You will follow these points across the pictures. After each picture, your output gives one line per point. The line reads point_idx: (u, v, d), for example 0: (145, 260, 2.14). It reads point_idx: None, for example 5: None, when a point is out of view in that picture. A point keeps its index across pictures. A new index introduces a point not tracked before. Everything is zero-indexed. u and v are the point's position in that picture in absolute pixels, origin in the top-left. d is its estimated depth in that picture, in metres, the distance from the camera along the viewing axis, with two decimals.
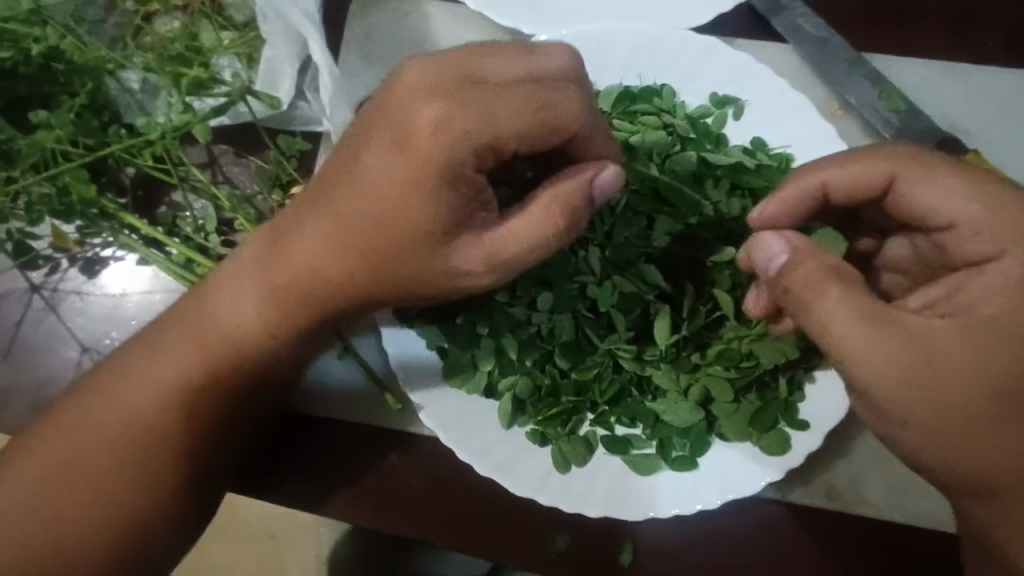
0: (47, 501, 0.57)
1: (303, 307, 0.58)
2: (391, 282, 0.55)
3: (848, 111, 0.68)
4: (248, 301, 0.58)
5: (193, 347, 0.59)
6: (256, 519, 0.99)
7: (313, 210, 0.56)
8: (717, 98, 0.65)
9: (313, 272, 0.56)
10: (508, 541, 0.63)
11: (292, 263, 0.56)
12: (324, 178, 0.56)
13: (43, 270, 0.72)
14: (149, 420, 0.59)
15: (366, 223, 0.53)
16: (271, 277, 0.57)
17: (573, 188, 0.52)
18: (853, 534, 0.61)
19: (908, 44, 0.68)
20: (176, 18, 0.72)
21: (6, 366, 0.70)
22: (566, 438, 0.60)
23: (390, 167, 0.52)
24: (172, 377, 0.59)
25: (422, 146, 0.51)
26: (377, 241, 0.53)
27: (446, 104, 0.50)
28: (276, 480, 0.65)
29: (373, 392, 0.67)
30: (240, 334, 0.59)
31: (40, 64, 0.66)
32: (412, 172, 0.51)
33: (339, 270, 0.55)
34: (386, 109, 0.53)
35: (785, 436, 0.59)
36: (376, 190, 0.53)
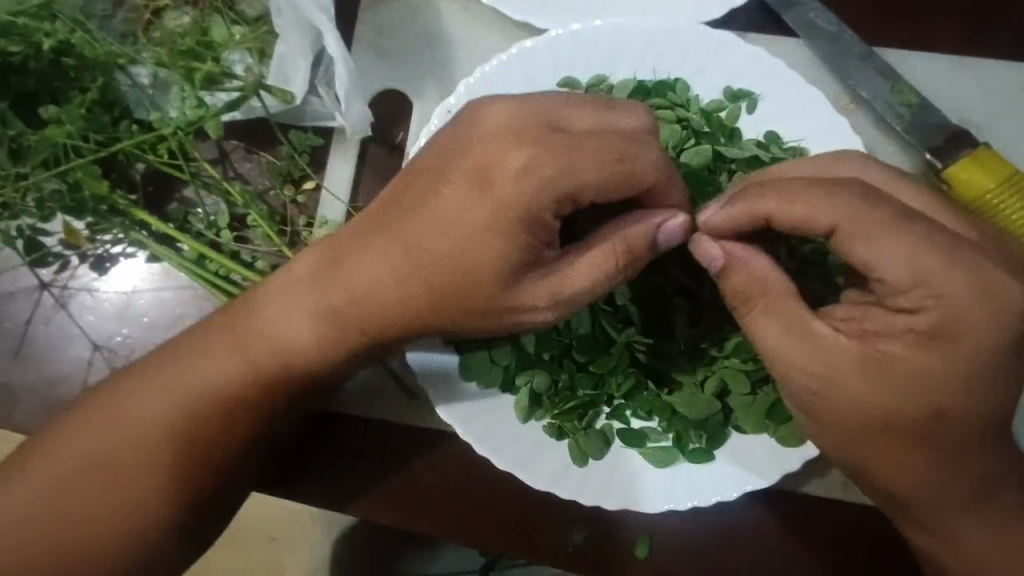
0: (62, 497, 0.57)
1: (363, 333, 0.58)
2: (456, 317, 0.55)
3: (858, 104, 0.69)
4: (307, 322, 0.59)
5: (243, 364, 0.59)
6: (258, 520, 0.98)
7: (379, 235, 0.56)
8: (731, 92, 0.66)
9: (377, 298, 0.56)
10: (523, 535, 0.63)
11: (354, 285, 0.57)
12: (393, 204, 0.55)
13: (53, 268, 0.72)
14: (163, 417, 0.58)
15: (435, 257, 0.54)
16: (334, 303, 0.58)
17: (641, 235, 0.52)
18: (867, 524, 0.62)
19: (919, 38, 0.68)
20: (187, 13, 0.72)
21: (16, 364, 0.70)
22: (582, 432, 0.60)
23: (466, 203, 0.52)
24: (213, 389, 0.59)
25: (503, 188, 0.51)
26: (443, 274, 0.54)
27: (531, 151, 0.50)
28: (294, 476, 0.65)
29: (398, 407, 0.66)
30: (293, 351, 0.59)
31: (51, 59, 0.66)
32: (488, 210, 0.51)
33: (403, 298, 0.56)
34: (466, 142, 0.52)
35: (801, 428, 0.59)
36: (449, 224, 0.53)
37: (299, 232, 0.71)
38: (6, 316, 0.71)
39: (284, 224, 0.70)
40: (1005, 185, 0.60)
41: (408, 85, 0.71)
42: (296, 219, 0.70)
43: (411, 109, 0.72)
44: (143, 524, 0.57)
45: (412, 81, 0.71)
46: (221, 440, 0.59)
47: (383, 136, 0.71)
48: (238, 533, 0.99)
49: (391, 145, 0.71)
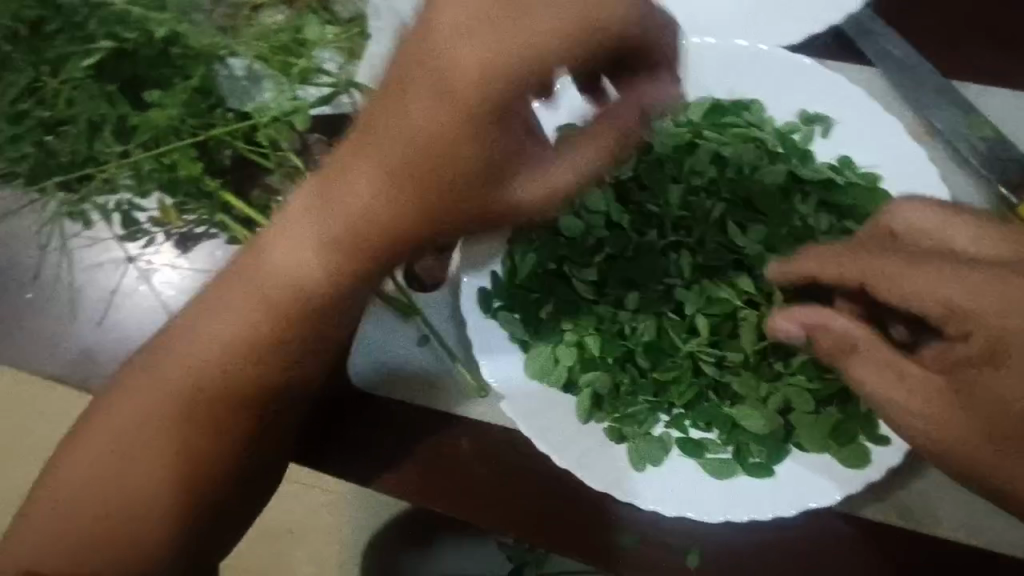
0: (136, 459, 0.59)
1: (375, 180, 0.51)
2: (468, 199, 0.51)
3: (933, 135, 0.69)
4: (296, 219, 0.55)
5: (251, 309, 0.58)
6: (279, 514, 0.97)
7: (387, 105, 0.49)
8: (807, 115, 0.67)
9: (364, 214, 0.51)
10: (576, 536, 0.64)
11: (348, 207, 0.52)
12: (373, 115, 0.50)
13: (140, 243, 0.75)
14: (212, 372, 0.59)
15: (442, 177, 0.50)
16: (333, 204, 0.53)
17: (612, 136, 0.51)
18: (926, 554, 0.61)
19: (996, 74, 0.69)
20: (284, 12, 0.76)
21: (99, 331, 0.73)
22: (642, 437, 0.61)
23: (432, 103, 0.48)
24: (225, 338, 0.59)
25: (468, 91, 0.47)
26: (448, 187, 0.50)
27: (490, 43, 0.46)
28: (354, 457, 0.67)
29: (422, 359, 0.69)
30: (303, 245, 0.55)
31: (159, 48, 0.71)
32: (461, 96, 0.47)
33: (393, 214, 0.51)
34: (403, 84, 0.49)
35: (864, 450, 0.59)
36: (414, 125, 0.48)
37: None
38: (93, 286, 0.75)
39: None
40: None
41: None
42: None
43: None
44: None
45: None
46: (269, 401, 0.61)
47: None
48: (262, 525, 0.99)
49: None
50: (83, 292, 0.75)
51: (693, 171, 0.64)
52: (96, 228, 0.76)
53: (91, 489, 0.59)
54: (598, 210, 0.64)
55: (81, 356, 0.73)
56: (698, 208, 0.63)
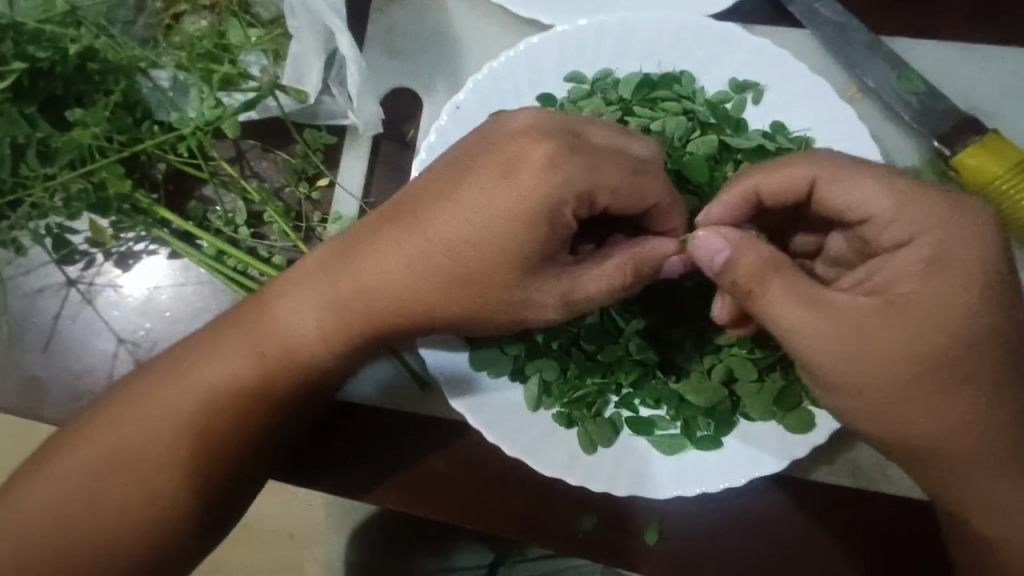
0: (81, 482, 0.59)
1: (404, 263, 0.56)
2: (464, 304, 0.56)
3: (866, 94, 0.69)
4: (314, 284, 0.59)
5: (349, 332, 0.59)
6: (278, 515, 0.99)
7: (434, 194, 0.56)
8: (737, 84, 0.66)
9: (391, 290, 0.57)
10: (536, 524, 0.65)
11: (365, 278, 0.58)
12: (409, 198, 0.57)
13: (79, 265, 0.75)
14: (245, 382, 0.60)
15: (451, 243, 0.55)
16: (359, 266, 0.58)
17: (648, 255, 0.55)
18: (879, 511, 0.62)
19: (926, 26, 0.68)
20: (205, 16, 0.74)
21: (46, 358, 0.73)
22: (592, 420, 0.61)
23: (486, 192, 0.54)
24: (226, 377, 0.60)
25: (525, 179, 0.53)
26: (455, 260, 0.55)
27: (554, 148, 0.53)
28: (312, 466, 0.67)
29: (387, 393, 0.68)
30: (374, 282, 0.57)
31: (77, 65, 0.69)
32: (514, 206, 0.53)
33: (413, 289, 0.57)
34: (483, 150, 0.55)
35: (809, 415, 0.59)
36: (471, 205, 0.54)
37: (314, 228, 0.72)
38: (36, 312, 0.74)
39: (299, 220, 0.72)
40: (1014, 170, 0.60)
41: (420, 83, 0.73)
42: (312, 215, 0.72)
43: (421, 106, 0.73)
44: (161, 509, 0.59)
45: (422, 80, 0.73)
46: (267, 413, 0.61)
47: (394, 133, 0.73)
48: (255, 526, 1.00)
49: (402, 142, 0.73)
50: (26, 319, 0.74)
51: None
52: (31, 254, 0.75)
53: (43, 523, 0.58)
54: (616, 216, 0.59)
55: (28, 383, 0.72)
56: None
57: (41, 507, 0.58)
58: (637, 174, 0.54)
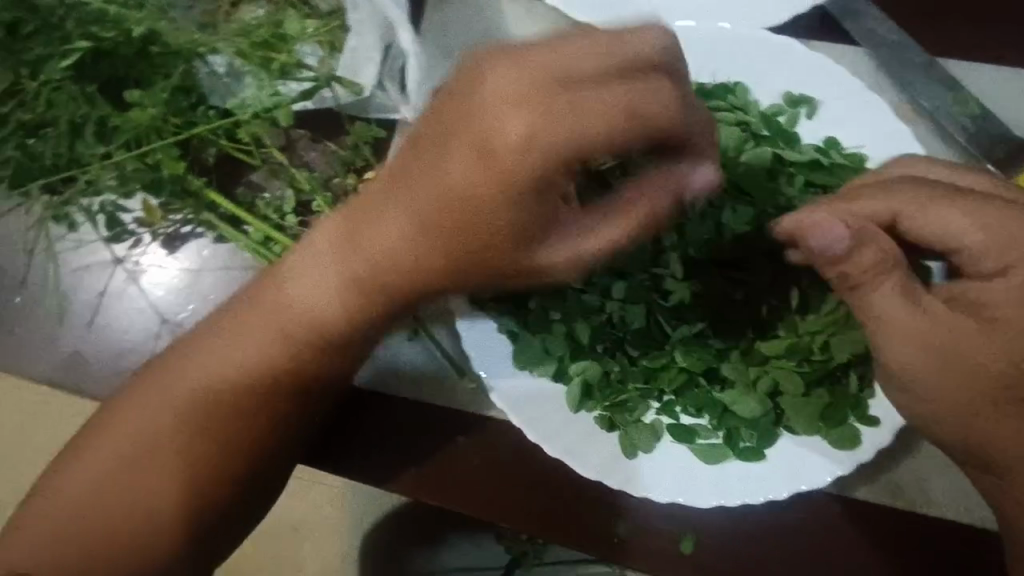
0: (124, 459, 0.59)
1: (404, 239, 0.54)
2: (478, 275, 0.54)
3: (918, 111, 0.68)
4: (320, 253, 0.58)
5: (360, 299, 0.58)
6: (284, 510, 0.97)
7: (417, 169, 0.53)
8: (792, 97, 0.67)
9: (397, 264, 0.55)
10: (571, 526, 0.65)
11: (377, 250, 0.55)
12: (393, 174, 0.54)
13: (126, 244, 0.75)
14: (265, 357, 0.60)
15: (446, 218, 0.52)
16: (362, 239, 0.55)
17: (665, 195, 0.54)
18: (918, 532, 0.62)
19: (982, 50, 0.68)
20: (263, 6, 0.76)
21: (87, 335, 0.73)
22: (633, 424, 0.61)
23: (468, 170, 0.51)
24: (252, 357, 0.60)
25: (506, 155, 0.49)
26: (455, 239, 0.53)
27: (532, 114, 0.49)
28: (346, 456, 0.67)
29: (416, 375, 0.69)
30: (383, 253, 0.55)
31: (138, 47, 0.70)
32: (496, 185, 0.50)
33: (420, 264, 0.54)
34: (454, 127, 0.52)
35: (854, 432, 0.59)
36: (452, 187, 0.51)
37: None
38: (81, 289, 0.75)
39: None
40: None
41: None
42: None
43: None
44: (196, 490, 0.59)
45: None
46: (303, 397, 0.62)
47: None
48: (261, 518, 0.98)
49: None
50: (72, 295, 0.75)
51: None
52: (80, 231, 0.76)
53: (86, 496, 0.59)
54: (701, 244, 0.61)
55: (69, 359, 0.73)
56: None
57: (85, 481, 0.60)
58: (631, 111, 0.48)
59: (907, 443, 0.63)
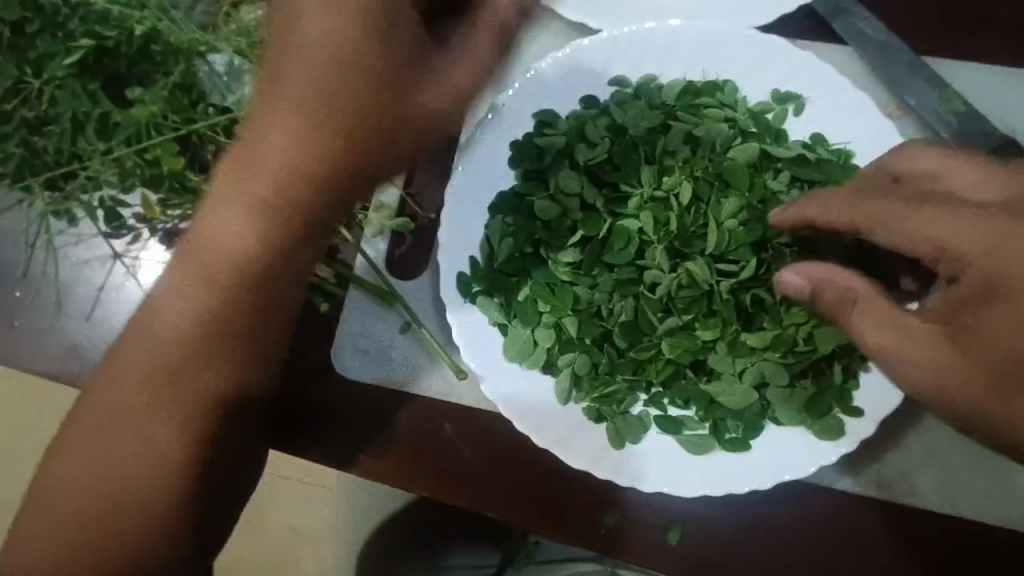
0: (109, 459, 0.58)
1: (276, 117, 0.51)
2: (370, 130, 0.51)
3: (906, 112, 0.70)
4: (233, 205, 0.54)
5: (285, 220, 0.53)
6: (282, 514, 1.02)
7: (255, 114, 0.52)
8: (779, 95, 0.68)
9: (291, 163, 0.51)
10: (559, 516, 0.65)
11: (268, 172, 0.52)
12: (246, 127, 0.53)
13: (125, 240, 0.77)
14: (270, 165, 0.52)
15: (325, 43, 0.50)
16: (247, 167, 0.52)
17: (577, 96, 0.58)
18: (903, 525, 0.62)
19: (968, 50, 0.69)
20: (261, 6, 0.76)
21: (89, 328, 0.75)
22: (620, 416, 0.62)
23: (297, 127, 0.51)
24: (187, 313, 0.56)
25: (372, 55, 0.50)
26: (334, 73, 0.50)
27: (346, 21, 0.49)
28: (337, 446, 0.68)
29: (404, 361, 0.70)
30: (260, 193, 0.53)
31: (140, 47, 0.71)
32: (324, 38, 0.50)
33: (309, 157, 0.51)
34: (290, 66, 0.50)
35: (838, 422, 0.60)
36: (311, 39, 0.49)
37: None
38: (81, 283, 0.76)
39: None
40: None
41: None
42: None
43: None
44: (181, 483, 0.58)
45: None
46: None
47: None
48: (261, 522, 1.03)
49: None
50: (72, 289, 0.76)
51: (667, 152, 0.65)
52: (80, 226, 0.77)
53: (70, 493, 0.57)
54: (573, 192, 0.65)
55: (71, 352, 0.74)
56: (669, 189, 0.64)
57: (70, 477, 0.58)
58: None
59: (892, 435, 0.64)
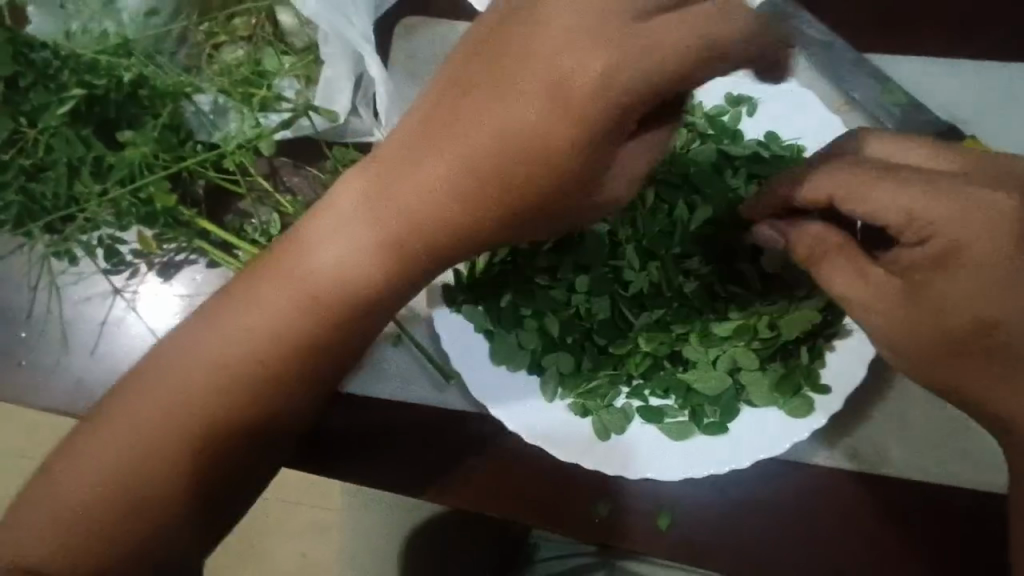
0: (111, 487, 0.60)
1: (397, 167, 0.59)
2: (523, 204, 0.55)
3: (852, 105, 0.74)
4: (361, 223, 0.61)
5: (400, 255, 0.61)
6: (290, 540, 1.08)
7: (472, 108, 0.55)
8: (732, 98, 0.72)
9: (439, 214, 0.57)
10: (554, 510, 0.69)
11: (404, 198, 0.59)
12: (444, 108, 0.56)
13: (124, 275, 0.80)
14: (379, 216, 0.60)
15: (514, 126, 0.53)
16: (393, 187, 0.59)
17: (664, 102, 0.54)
18: (879, 493, 0.66)
19: (905, 44, 0.74)
20: (242, 47, 0.81)
21: (93, 362, 0.78)
22: (605, 409, 0.65)
23: (545, 110, 0.52)
24: (280, 324, 0.62)
25: (575, 97, 0.51)
26: (526, 157, 0.54)
27: (604, 53, 0.49)
28: (337, 458, 0.71)
29: (397, 373, 0.73)
30: (414, 212, 0.58)
31: (128, 92, 0.75)
32: (559, 93, 0.51)
33: (465, 217, 0.57)
34: (537, 49, 0.52)
35: (807, 400, 0.63)
36: (516, 123, 0.53)
37: None
38: (83, 319, 0.79)
39: None
40: None
41: None
42: None
43: None
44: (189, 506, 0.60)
45: None
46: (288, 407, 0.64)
47: None
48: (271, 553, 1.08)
49: None
50: (74, 325, 0.79)
51: None
52: (80, 265, 0.81)
53: (50, 517, 0.57)
54: None
55: (76, 386, 0.77)
56: (635, 193, 0.68)
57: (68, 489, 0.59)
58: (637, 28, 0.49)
59: (859, 409, 0.68)
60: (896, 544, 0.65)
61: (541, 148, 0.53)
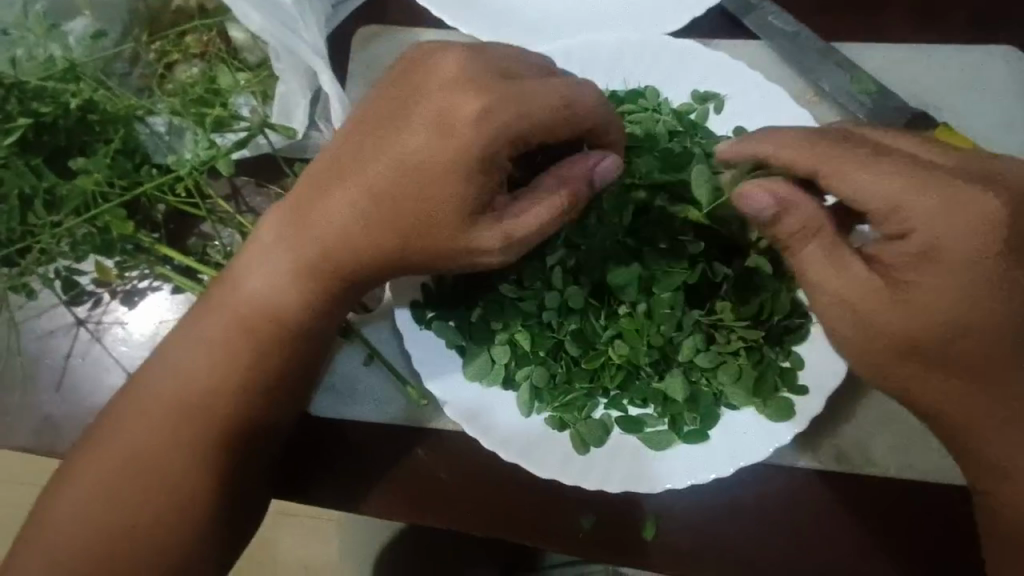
0: (81, 525, 0.59)
1: (307, 196, 0.59)
2: (407, 224, 0.57)
3: (821, 97, 0.73)
4: (271, 245, 0.61)
5: (307, 285, 0.60)
6: (292, 550, 1.04)
7: (382, 136, 0.57)
8: (699, 94, 0.70)
9: (343, 237, 0.58)
10: (537, 526, 0.67)
11: (317, 224, 0.59)
12: (348, 143, 0.59)
13: (86, 305, 0.78)
14: (285, 240, 0.60)
15: (406, 154, 0.56)
16: (301, 214, 0.59)
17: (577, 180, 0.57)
18: (864, 492, 0.65)
19: (874, 31, 0.73)
20: (196, 64, 0.78)
21: (59, 397, 0.76)
22: (583, 421, 0.64)
23: (430, 141, 0.55)
24: (216, 358, 0.62)
25: (462, 128, 0.54)
26: (413, 180, 0.56)
27: (486, 97, 0.54)
28: (314, 484, 0.69)
29: (372, 397, 0.71)
30: (326, 237, 0.59)
31: (78, 117, 0.73)
32: (459, 133, 0.54)
33: (367, 238, 0.58)
34: (424, 93, 0.56)
35: (787, 403, 0.63)
36: (412, 152, 0.55)
37: None
38: (46, 353, 0.77)
39: None
40: None
41: None
42: None
43: None
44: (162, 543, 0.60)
45: None
46: (263, 424, 0.63)
47: None
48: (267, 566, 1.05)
49: None
50: (37, 360, 0.77)
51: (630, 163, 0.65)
52: (41, 297, 0.78)
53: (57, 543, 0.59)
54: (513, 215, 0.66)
55: (43, 423, 0.75)
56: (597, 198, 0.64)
57: (60, 522, 0.59)
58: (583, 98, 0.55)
59: (843, 408, 0.67)
60: (883, 541, 0.64)
61: (424, 160, 0.55)
